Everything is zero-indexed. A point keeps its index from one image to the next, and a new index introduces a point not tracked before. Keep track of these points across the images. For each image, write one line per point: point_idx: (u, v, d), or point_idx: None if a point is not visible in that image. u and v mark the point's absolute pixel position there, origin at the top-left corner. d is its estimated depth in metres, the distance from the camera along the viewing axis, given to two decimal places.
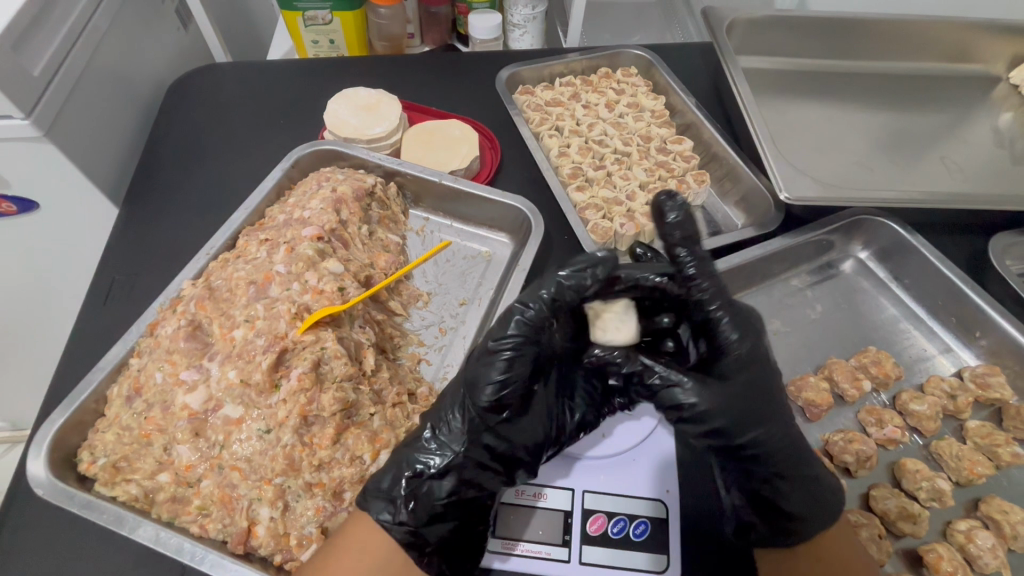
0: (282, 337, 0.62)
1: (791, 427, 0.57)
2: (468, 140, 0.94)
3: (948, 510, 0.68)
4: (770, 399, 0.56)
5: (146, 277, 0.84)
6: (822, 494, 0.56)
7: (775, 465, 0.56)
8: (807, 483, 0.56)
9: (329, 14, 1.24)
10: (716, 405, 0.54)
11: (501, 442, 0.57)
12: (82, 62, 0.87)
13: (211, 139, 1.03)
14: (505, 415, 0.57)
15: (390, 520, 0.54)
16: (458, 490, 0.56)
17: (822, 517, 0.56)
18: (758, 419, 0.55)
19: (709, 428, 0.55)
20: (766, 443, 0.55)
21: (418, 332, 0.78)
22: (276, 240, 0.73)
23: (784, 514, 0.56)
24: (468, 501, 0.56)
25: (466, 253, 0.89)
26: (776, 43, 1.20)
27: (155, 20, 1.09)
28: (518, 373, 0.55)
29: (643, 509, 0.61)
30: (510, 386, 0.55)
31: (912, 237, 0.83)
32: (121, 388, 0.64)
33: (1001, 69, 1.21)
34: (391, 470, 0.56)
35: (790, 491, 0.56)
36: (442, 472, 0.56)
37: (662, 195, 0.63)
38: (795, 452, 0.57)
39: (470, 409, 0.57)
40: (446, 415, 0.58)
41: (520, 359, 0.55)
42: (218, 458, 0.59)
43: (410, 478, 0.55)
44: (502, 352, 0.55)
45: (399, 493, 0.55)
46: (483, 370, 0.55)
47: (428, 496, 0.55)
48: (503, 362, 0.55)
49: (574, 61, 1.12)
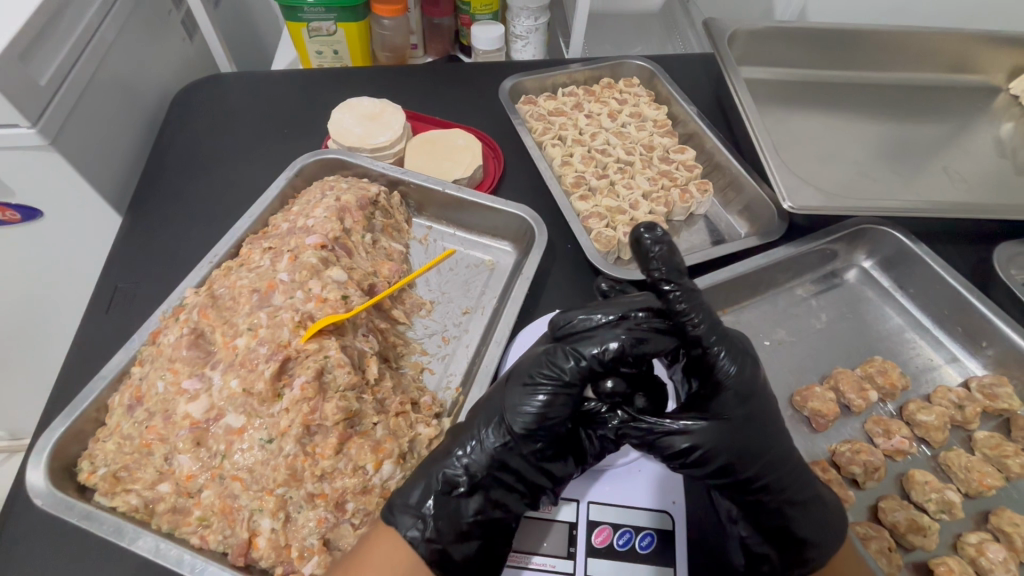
0: (285, 346, 0.62)
1: (795, 454, 0.56)
2: (471, 150, 0.95)
3: (957, 523, 0.67)
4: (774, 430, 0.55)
5: (149, 285, 0.84)
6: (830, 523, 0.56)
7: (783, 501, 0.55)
8: (814, 506, 0.55)
9: (334, 24, 1.28)
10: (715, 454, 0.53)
11: (533, 468, 0.57)
12: (88, 73, 0.88)
13: (214, 148, 1.04)
14: (541, 443, 0.56)
15: (417, 535, 0.54)
16: (484, 509, 0.56)
17: (833, 538, 0.55)
18: (758, 454, 0.53)
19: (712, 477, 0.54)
20: (772, 476, 0.54)
21: (421, 340, 0.78)
22: (280, 248, 0.74)
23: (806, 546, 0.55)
24: (492, 523, 0.56)
25: (469, 261, 0.88)
26: (777, 53, 1.21)
27: (160, 32, 1.11)
28: (555, 410, 0.56)
29: (648, 521, 0.61)
30: (546, 418, 0.55)
31: (917, 246, 0.83)
32: (122, 397, 0.63)
33: (1001, 80, 1.23)
34: (420, 484, 0.56)
35: (803, 520, 0.55)
36: (471, 490, 0.56)
37: (642, 228, 0.58)
38: (802, 480, 0.55)
39: (505, 430, 0.56)
40: (479, 433, 0.57)
41: (559, 400, 0.55)
42: (219, 468, 0.58)
43: (439, 494, 0.55)
44: (539, 388, 0.55)
45: (427, 509, 0.54)
46: (523, 398, 0.56)
47: (455, 513, 0.55)
48: (542, 397, 0.55)
49: (576, 71, 1.13)
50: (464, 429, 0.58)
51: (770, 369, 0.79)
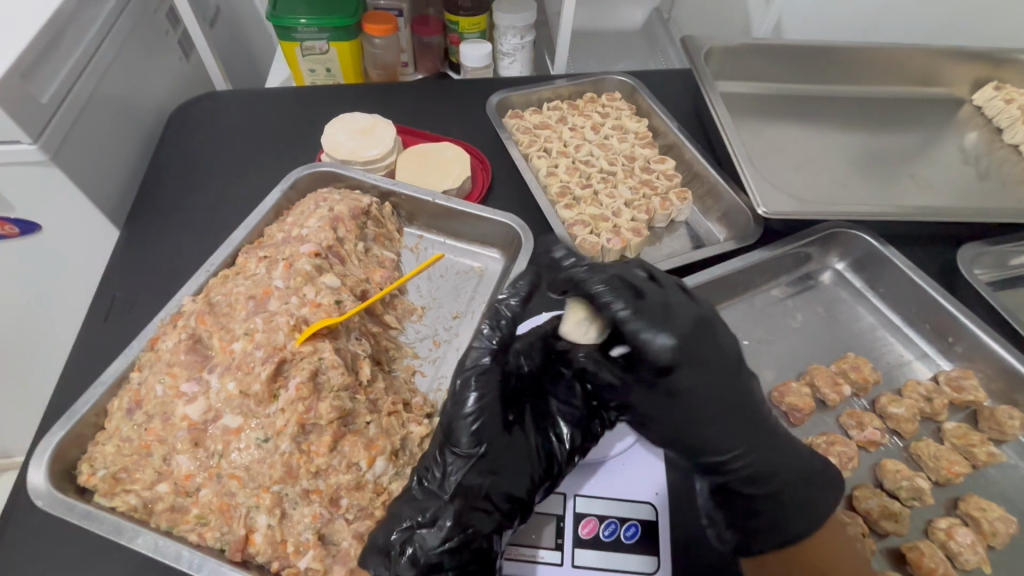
0: (281, 348, 0.64)
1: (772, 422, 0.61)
2: (459, 162, 0.98)
3: (928, 509, 0.70)
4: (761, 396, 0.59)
5: (147, 295, 0.86)
6: (813, 491, 0.59)
7: (769, 466, 0.58)
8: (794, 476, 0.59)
9: (326, 44, 1.32)
10: (706, 408, 0.56)
11: (484, 483, 0.58)
12: (87, 92, 0.91)
13: (210, 163, 1.07)
14: (480, 448, 0.59)
15: (387, 574, 0.54)
16: (450, 536, 0.56)
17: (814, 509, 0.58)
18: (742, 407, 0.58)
19: (702, 433, 0.57)
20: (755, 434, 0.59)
21: (413, 344, 0.80)
22: (275, 256, 0.77)
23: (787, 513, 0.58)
24: (464, 548, 0.56)
25: (458, 268, 0.91)
26: (752, 68, 1.27)
27: (156, 52, 1.14)
28: (489, 424, 0.60)
29: (633, 512, 0.63)
30: (479, 419, 0.59)
31: (885, 248, 0.87)
32: (121, 401, 0.65)
33: (965, 92, 1.29)
34: (385, 524, 0.57)
35: (786, 487, 0.58)
36: (432, 519, 0.56)
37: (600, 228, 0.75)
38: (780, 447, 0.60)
39: (450, 454, 0.59)
40: (431, 466, 0.60)
41: (487, 391, 0.60)
42: (217, 467, 0.60)
43: (402, 531, 0.56)
44: (466, 397, 0.60)
45: (394, 545, 0.55)
46: (455, 413, 0.60)
47: (422, 545, 0.55)
48: (471, 402, 0.60)
49: (560, 86, 1.18)
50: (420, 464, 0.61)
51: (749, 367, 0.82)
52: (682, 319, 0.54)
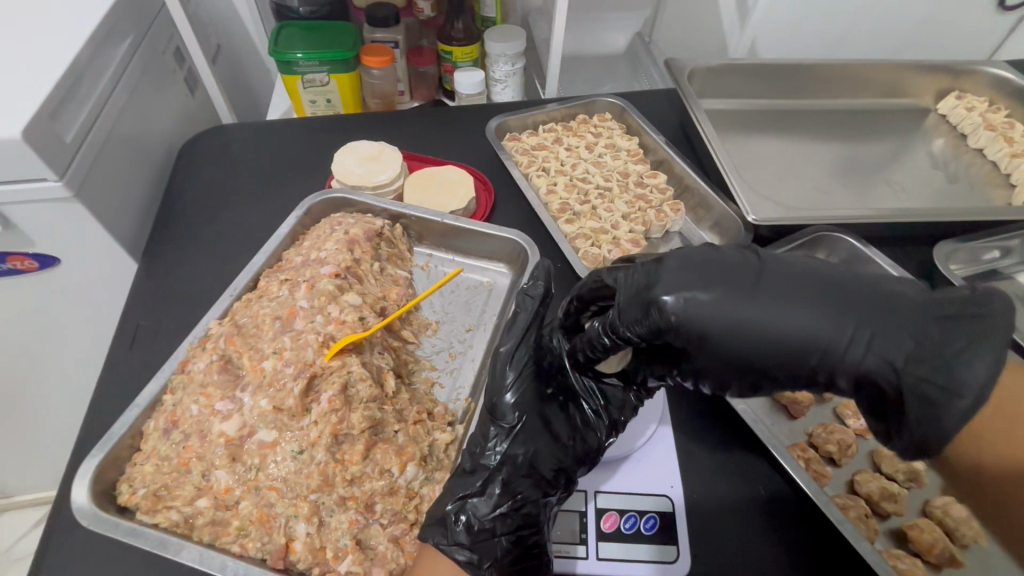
0: (310, 364, 0.68)
1: (833, 283, 0.46)
2: (465, 184, 1.04)
3: (924, 490, 0.74)
4: (828, 269, 0.47)
5: (169, 322, 0.89)
6: (943, 344, 0.41)
7: (885, 332, 0.43)
8: (893, 329, 0.43)
9: (327, 76, 1.39)
10: (759, 312, 0.46)
11: (530, 453, 0.63)
12: (106, 129, 0.95)
13: (221, 193, 1.11)
14: (519, 418, 0.65)
15: (445, 541, 0.59)
16: (500, 503, 0.61)
17: (953, 355, 0.41)
18: (782, 302, 0.46)
19: (787, 347, 0.46)
20: (819, 315, 0.45)
21: (430, 357, 0.84)
22: (296, 279, 0.81)
23: (950, 358, 0.40)
24: (513, 514, 0.61)
25: (469, 283, 0.96)
26: (734, 86, 1.35)
27: (166, 90, 1.19)
28: (527, 397, 0.66)
29: (650, 505, 0.67)
30: (519, 393, 0.66)
31: (867, 247, 0.93)
32: (157, 422, 0.67)
33: (929, 102, 1.39)
34: (445, 496, 0.63)
35: (909, 332, 0.42)
36: (484, 487, 0.62)
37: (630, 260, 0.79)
38: (849, 302, 0.44)
39: (495, 425, 0.65)
40: (485, 438, 0.65)
41: (523, 372, 0.67)
42: (255, 480, 0.63)
43: (457, 500, 0.62)
44: (507, 373, 0.67)
45: (450, 513, 0.61)
46: (497, 386, 0.66)
47: (474, 512, 0.61)
48: (510, 377, 0.66)
49: (554, 110, 1.24)
50: (474, 441, 0.67)
51: None
52: (672, 280, 0.50)
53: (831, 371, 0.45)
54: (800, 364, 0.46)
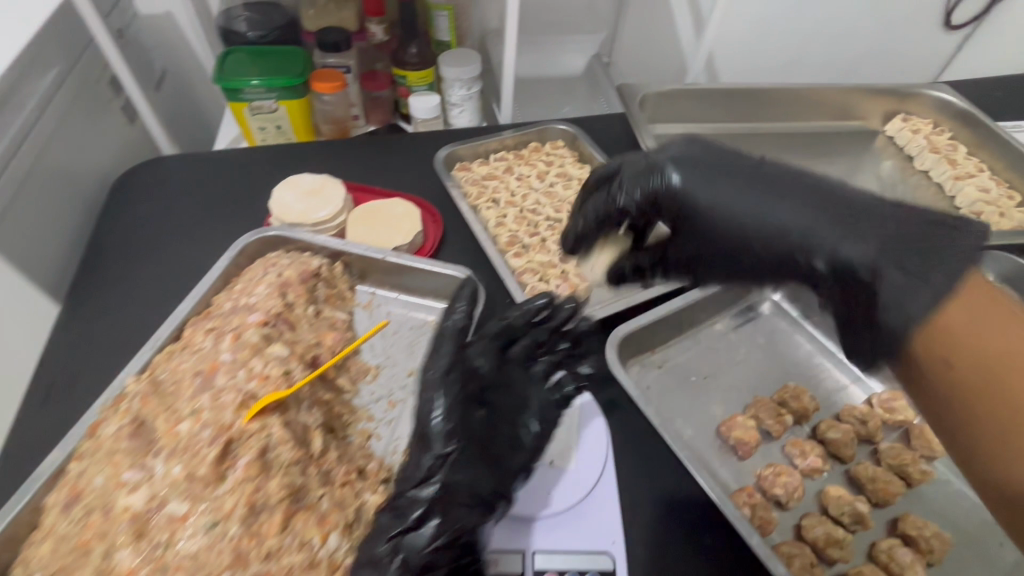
0: (228, 427, 0.63)
1: (816, 191, 0.69)
2: (410, 218, 1.01)
3: (871, 532, 0.73)
4: (825, 188, 0.70)
5: (90, 375, 0.84)
6: (918, 246, 0.62)
7: (858, 233, 0.64)
8: (871, 218, 0.65)
9: (275, 103, 1.35)
10: (759, 201, 0.70)
11: (468, 473, 0.59)
12: (24, 167, 0.89)
13: (155, 230, 1.06)
14: (452, 442, 0.60)
15: None
16: (440, 534, 0.55)
17: (923, 254, 0.61)
18: (777, 174, 0.72)
19: (779, 229, 0.68)
20: (800, 200, 0.69)
21: (368, 406, 0.81)
22: (222, 328, 0.76)
23: (939, 251, 0.61)
24: (451, 546, 0.56)
25: (411, 323, 0.92)
26: (687, 111, 1.35)
27: (99, 121, 1.14)
28: (461, 422, 0.62)
29: (590, 564, 0.64)
30: (451, 415, 0.62)
31: None
32: (59, 496, 0.62)
33: (877, 124, 1.41)
34: (377, 536, 0.57)
35: (915, 245, 0.62)
36: (421, 518, 0.56)
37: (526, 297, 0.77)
38: (834, 202, 0.68)
39: (429, 451, 0.61)
40: (419, 465, 0.60)
41: (452, 397, 0.63)
42: (162, 557, 0.56)
43: (394, 537, 0.56)
44: (435, 400, 0.63)
45: (385, 553, 0.55)
46: (427, 413, 0.63)
47: (412, 547, 0.55)
48: (439, 404, 0.63)
49: (507, 137, 1.22)
50: (407, 470, 0.62)
51: (697, 403, 0.85)
52: (681, 163, 0.76)
53: (811, 251, 0.67)
54: (786, 249, 0.68)
